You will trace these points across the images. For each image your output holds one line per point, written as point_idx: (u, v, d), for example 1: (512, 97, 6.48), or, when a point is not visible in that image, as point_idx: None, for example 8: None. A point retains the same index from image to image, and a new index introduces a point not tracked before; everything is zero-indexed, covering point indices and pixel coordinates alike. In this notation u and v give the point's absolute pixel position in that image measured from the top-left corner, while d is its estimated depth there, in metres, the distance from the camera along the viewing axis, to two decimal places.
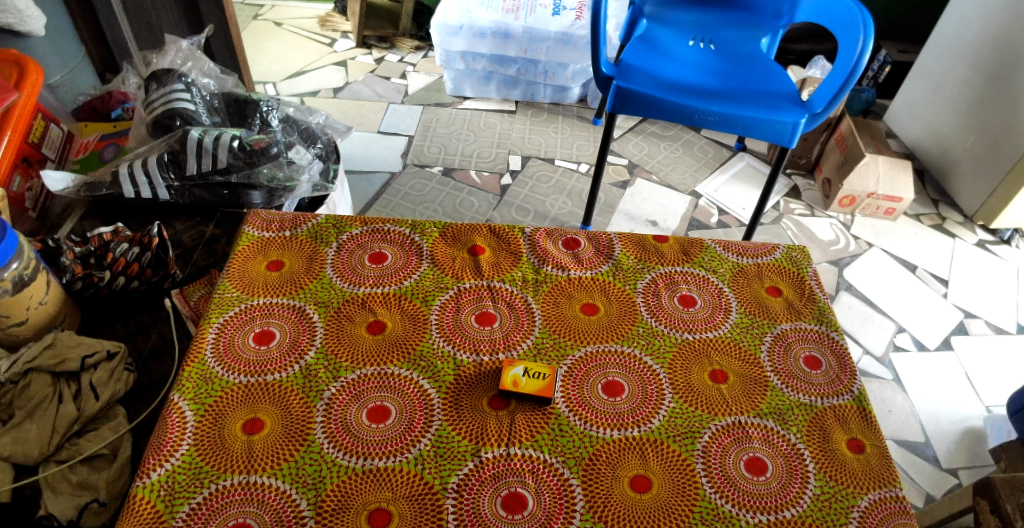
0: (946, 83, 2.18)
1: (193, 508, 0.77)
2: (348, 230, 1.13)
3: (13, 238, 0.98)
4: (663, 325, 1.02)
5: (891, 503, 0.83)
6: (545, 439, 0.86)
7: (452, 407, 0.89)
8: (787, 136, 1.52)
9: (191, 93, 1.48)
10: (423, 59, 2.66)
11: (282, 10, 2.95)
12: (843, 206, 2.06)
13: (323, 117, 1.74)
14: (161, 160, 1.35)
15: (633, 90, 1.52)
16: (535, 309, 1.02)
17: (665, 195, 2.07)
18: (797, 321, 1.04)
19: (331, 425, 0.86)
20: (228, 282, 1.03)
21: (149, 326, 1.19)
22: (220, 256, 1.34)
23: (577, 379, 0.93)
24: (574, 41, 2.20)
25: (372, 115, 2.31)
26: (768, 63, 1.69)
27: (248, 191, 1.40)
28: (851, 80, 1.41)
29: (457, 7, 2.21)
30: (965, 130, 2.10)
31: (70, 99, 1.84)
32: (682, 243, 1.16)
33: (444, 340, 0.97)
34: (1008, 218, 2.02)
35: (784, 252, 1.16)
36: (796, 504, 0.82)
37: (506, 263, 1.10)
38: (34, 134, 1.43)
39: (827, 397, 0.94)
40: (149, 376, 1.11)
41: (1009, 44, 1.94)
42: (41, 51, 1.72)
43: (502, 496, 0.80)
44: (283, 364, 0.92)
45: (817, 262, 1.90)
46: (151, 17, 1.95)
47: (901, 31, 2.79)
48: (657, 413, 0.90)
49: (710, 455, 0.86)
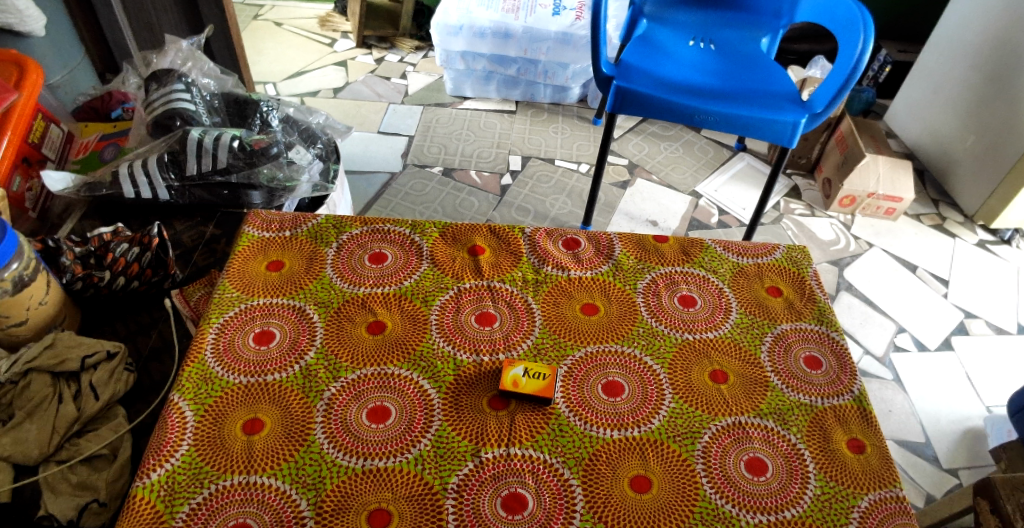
0: (946, 84, 2.18)
1: (193, 508, 0.77)
2: (348, 230, 1.13)
3: (13, 238, 0.98)
4: (663, 326, 1.02)
5: (891, 504, 0.83)
6: (545, 439, 0.86)
7: (452, 407, 0.89)
8: (787, 136, 1.52)
9: (191, 94, 1.49)
10: (423, 59, 2.66)
11: (282, 10, 2.95)
12: (843, 206, 2.06)
13: (323, 117, 1.73)
14: (162, 160, 1.35)
15: (633, 90, 1.52)
16: (535, 310, 1.02)
17: (665, 195, 2.07)
18: (797, 321, 1.04)
19: (331, 425, 0.86)
20: (228, 282, 1.03)
21: (149, 326, 1.19)
22: (220, 256, 1.34)
23: (577, 379, 0.93)
24: (574, 41, 2.21)
25: (372, 116, 2.31)
26: (768, 63, 1.69)
27: (247, 191, 1.40)
28: (851, 80, 1.41)
29: (457, 7, 2.21)
30: (965, 130, 2.10)
31: (70, 99, 1.84)
32: (682, 243, 1.16)
33: (444, 340, 0.97)
34: (1009, 218, 2.02)
35: (784, 252, 1.16)
36: (796, 504, 0.82)
37: (506, 263, 1.10)
38: (34, 134, 1.43)
39: (827, 397, 0.94)
40: (149, 376, 1.11)
41: (1009, 43, 1.94)
42: (41, 51, 1.72)
43: (502, 497, 0.80)
44: (283, 364, 0.92)
45: (817, 262, 1.90)
46: (152, 17, 1.94)
47: (901, 31, 2.79)
48: (657, 413, 0.90)
49: (710, 455, 0.86)
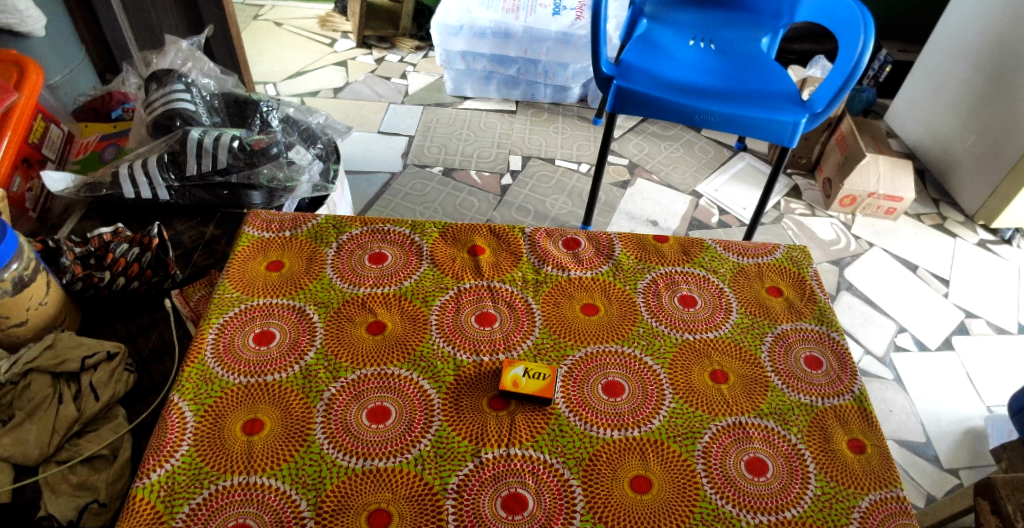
0: (947, 83, 2.18)
1: (193, 508, 0.77)
2: (348, 230, 1.13)
3: (13, 239, 0.98)
4: (663, 326, 1.01)
5: (892, 504, 0.82)
6: (545, 439, 0.86)
7: (452, 407, 0.89)
8: (787, 136, 1.52)
9: (191, 94, 1.49)
10: (423, 59, 2.66)
11: (282, 10, 2.95)
12: (843, 206, 2.06)
13: (323, 117, 1.73)
14: (162, 161, 1.36)
15: (633, 90, 1.52)
16: (535, 310, 1.02)
17: (665, 195, 2.07)
18: (798, 321, 1.04)
19: (331, 425, 0.86)
20: (229, 282, 1.03)
21: (148, 326, 1.19)
22: (220, 257, 1.34)
23: (577, 379, 0.93)
24: (574, 41, 2.21)
25: (372, 116, 2.31)
26: (768, 62, 1.69)
27: (247, 191, 1.40)
28: (851, 80, 1.40)
29: (457, 7, 2.21)
30: (965, 130, 2.10)
31: (70, 100, 1.84)
32: (683, 243, 1.16)
33: (444, 340, 0.97)
34: (1009, 218, 2.02)
35: (784, 251, 1.15)
36: (796, 504, 0.82)
37: (506, 263, 1.10)
38: (34, 134, 1.43)
39: (827, 397, 0.94)
40: (149, 376, 1.11)
41: (1009, 43, 1.94)
42: (41, 51, 1.72)
43: (502, 497, 0.80)
44: (283, 364, 0.92)
45: (817, 262, 1.90)
46: (152, 17, 1.94)
47: (902, 30, 2.78)
48: (657, 413, 0.90)
49: (710, 455, 0.86)
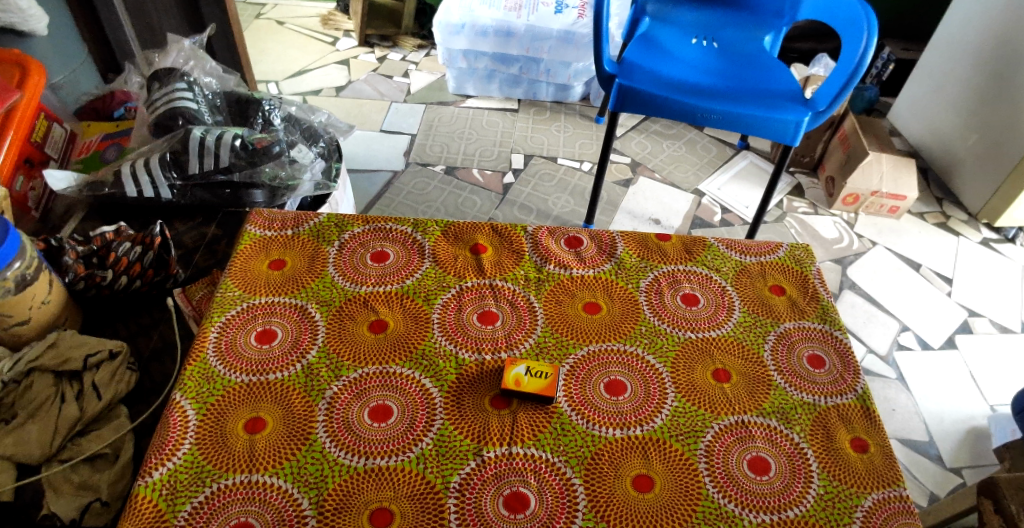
0: (950, 82, 2.17)
1: (195, 507, 0.77)
2: (349, 228, 1.13)
3: (15, 238, 0.97)
4: (665, 325, 1.01)
5: (896, 503, 0.82)
6: (547, 438, 0.86)
7: (454, 406, 0.89)
8: (790, 134, 1.52)
9: (193, 93, 1.49)
10: (425, 58, 2.66)
11: (283, 9, 2.94)
12: (846, 204, 2.05)
13: (325, 116, 1.73)
14: (163, 160, 1.35)
15: (635, 88, 1.52)
16: (536, 308, 1.02)
17: (668, 194, 2.07)
18: (801, 320, 1.04)
19: (332, 424, 0.86)
20: (230, 282, 1.03)
21: (149, 327, 1.20)
22: (221, 256, 1.35)
23: (579, 378, 0.93)
24: (576, 40, 2.20)
25: (373, 114, 2.31)
26: (772, 61, 1.68)
27: (249, 190, 1.40)
28: (854, 78, 1.40)
29: (459, 6, 2.20)
30: (968, 129, 2.10)
31: (72, 99, 1.84)
32: (685, 242, 1.16)
33: (446, 339, 0.96)
34: (1012, 217, 2.01)
35: (787, 250, 1.15)
36: (798, 504, 0.82)
37: (509, 262, 1.09)
38: (36, 134, 1.44)
39: (831, 396, 0.93)
40: (150, 376, 1.11)
41: (1011, 41, 1.94)
42: (43, 50, 1.72)
43: (503, 496, 0.80)
44: (285, 363, 0.92)
45: (820, 261, 1.89)
46: (154, 17, 1.94)
47: (905, 29, 2.78)
48: (659, 413, 0.90)
49: (713, 454, 0.86)
